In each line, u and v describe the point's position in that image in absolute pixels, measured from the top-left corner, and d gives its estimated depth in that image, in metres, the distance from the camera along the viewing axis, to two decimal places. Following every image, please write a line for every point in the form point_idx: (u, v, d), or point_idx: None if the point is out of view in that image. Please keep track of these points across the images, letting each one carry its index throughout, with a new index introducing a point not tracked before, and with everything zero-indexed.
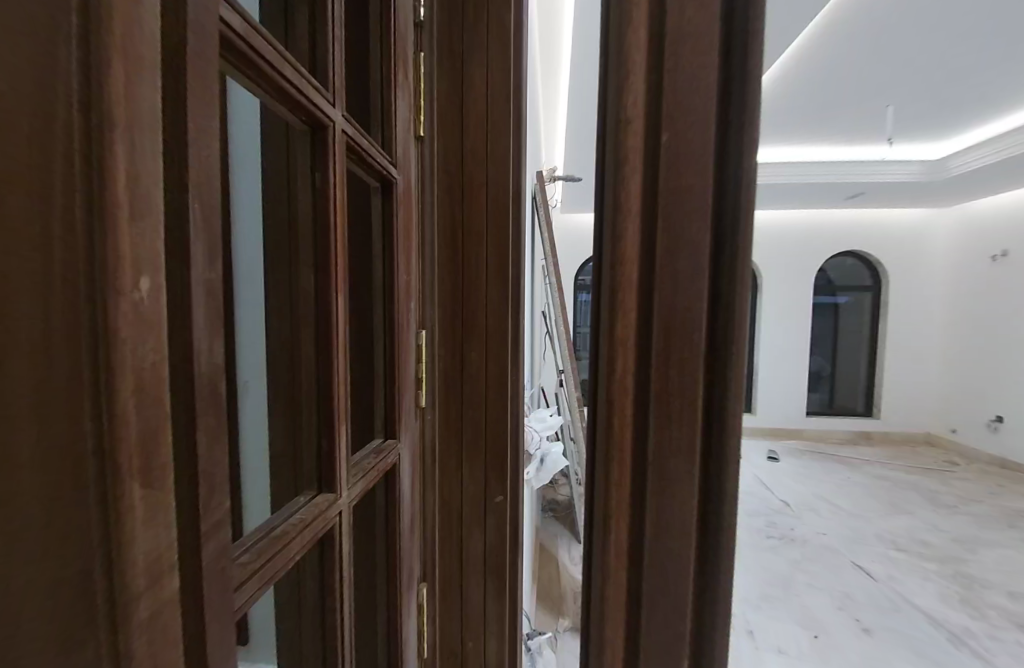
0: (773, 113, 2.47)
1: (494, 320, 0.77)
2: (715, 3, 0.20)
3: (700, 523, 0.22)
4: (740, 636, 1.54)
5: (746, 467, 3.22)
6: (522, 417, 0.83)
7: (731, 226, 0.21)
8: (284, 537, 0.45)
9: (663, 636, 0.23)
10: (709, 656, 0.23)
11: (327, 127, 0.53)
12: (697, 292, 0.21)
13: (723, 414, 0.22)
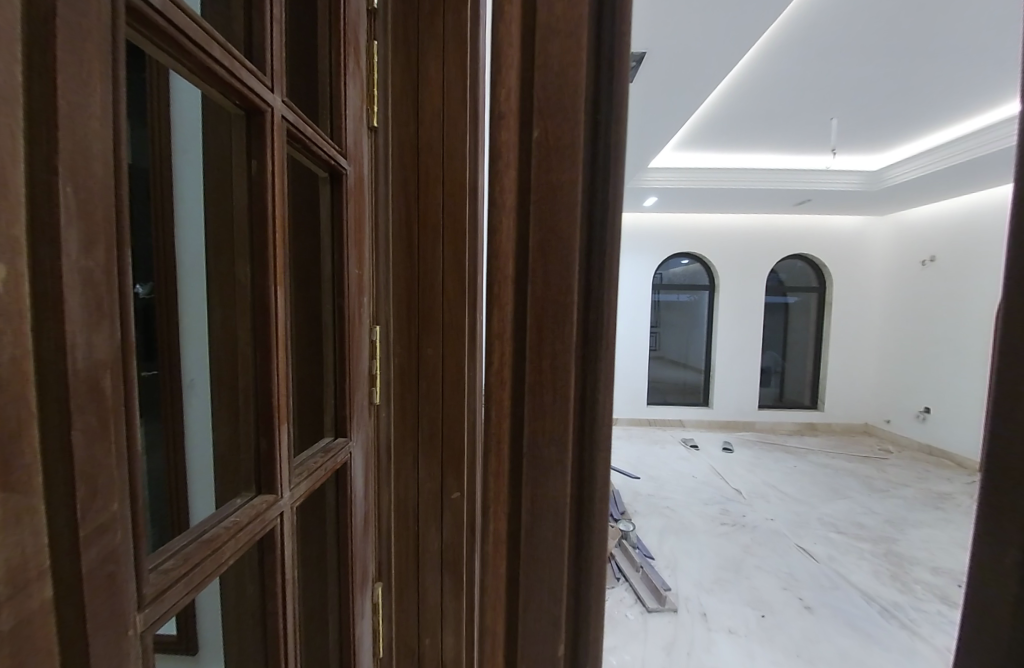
0: (730, 121, 2.56)
1: (452, 314, 0.76)
2: (585, 85, 0.34)
3: (579, 399, 0.36)
4: (694, 620, 1.62)
5: (703, 457, 3.39)
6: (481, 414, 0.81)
7: (600, 216, 0.35)
8: (215, 541, 0.43)
9: (549, 472, 0.37)
10: (589, 483, 0.37)
11: (266, 112, 0.50)
12: (572, 251, 0.35)
13: (597, 333, 0.35)
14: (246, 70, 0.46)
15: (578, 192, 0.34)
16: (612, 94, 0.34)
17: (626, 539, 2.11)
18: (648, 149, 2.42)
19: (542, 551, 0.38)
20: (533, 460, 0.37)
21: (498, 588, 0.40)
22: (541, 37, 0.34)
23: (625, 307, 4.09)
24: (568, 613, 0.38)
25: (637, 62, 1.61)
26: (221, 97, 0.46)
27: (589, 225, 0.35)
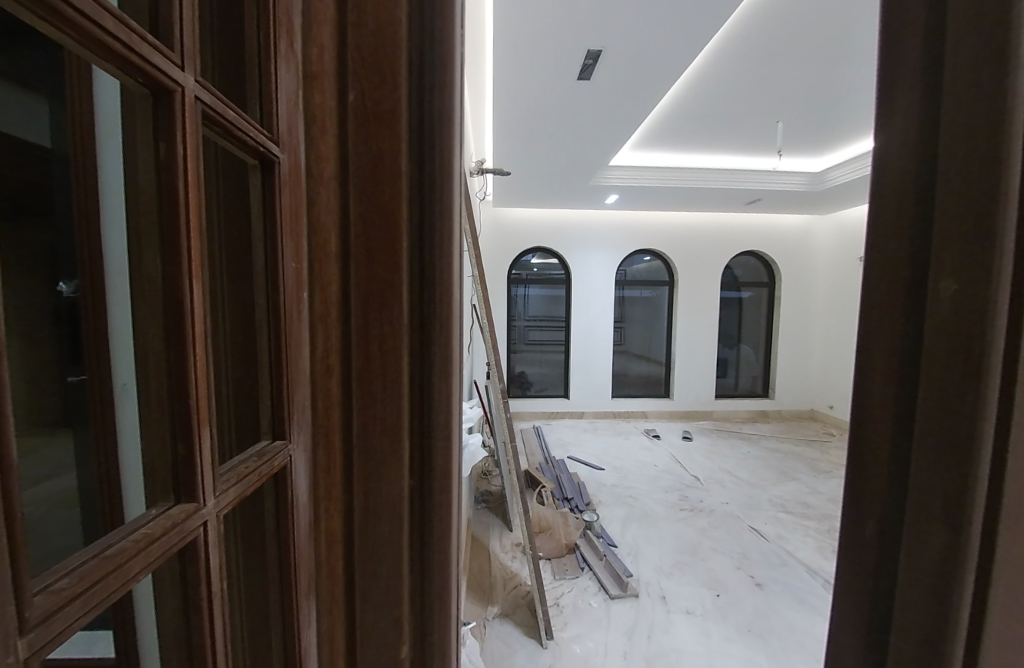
0: (686, 122, 2.63)
1: (380, 302, 0.42)
2: (398, 64, 0.40)
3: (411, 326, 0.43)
4: (655, 602, 1.68)
5: (665, 447, 3.51)
6: (435, 450, 0.45)
7: (425, 178, 0.42)
8: (118, 558, 0.25)
9: (386, 398, 0.43)
10: (426, 392, 0.44)
11: (174, 93, 0.28)
12: (396, 199, 0.41)
13: (422, 269, 0.43)
14: (147, 43, 0.26)
15: (408, 188, 0.42)
16: (432, 75, 0.41)
17: (591, 529, 2.15)
18: (607, 147, 2.45)
19: (388, 501, 0.44)
20: (371, 420, 0.43)
21: (347, 546, 0.44)
22: (364, 51, 0.39)
23: (591, 303, 4.15)
24: (413, 515, 0.45)
25: (593, 60, 1.61)
26: (113, 68, 0.26)
27: (413, 180, 0.42)
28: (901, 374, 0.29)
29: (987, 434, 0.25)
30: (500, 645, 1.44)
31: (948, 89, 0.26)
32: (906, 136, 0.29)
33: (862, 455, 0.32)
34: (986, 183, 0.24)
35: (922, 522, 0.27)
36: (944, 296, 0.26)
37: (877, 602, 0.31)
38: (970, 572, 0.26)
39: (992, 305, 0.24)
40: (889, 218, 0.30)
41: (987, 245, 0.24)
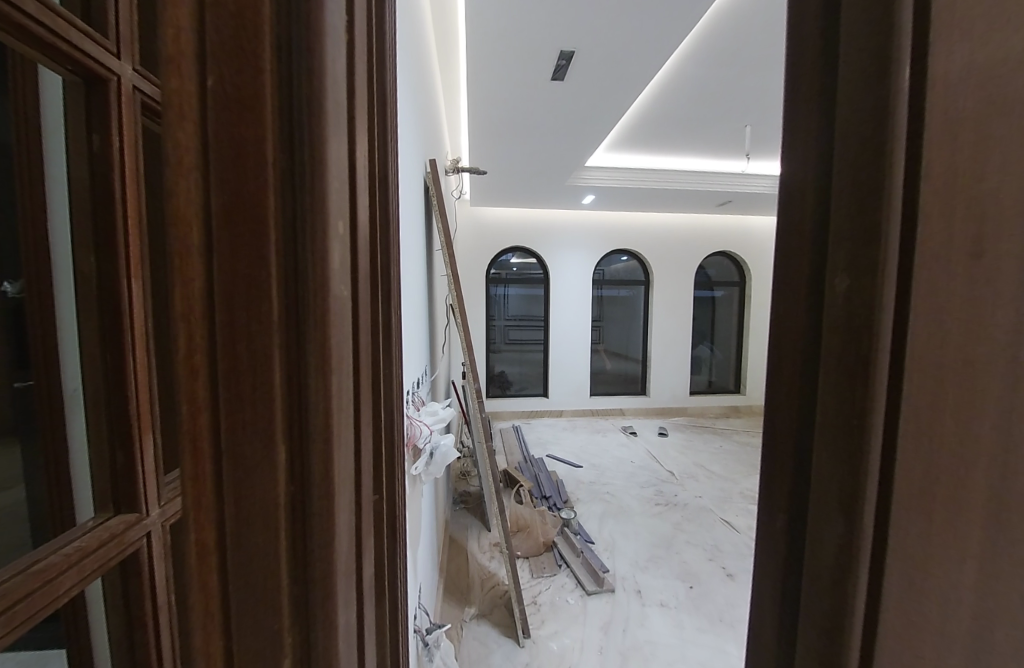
0: (659, 125, 2.69)
1: (243, 288, 0.22)
2: None
3: (289, 335, 0.23)
4: (630, 597, 1.70)
5: (642, 444, 3.57)
6: (335, 549, 0.26)
7: (301, 54, 0.22)
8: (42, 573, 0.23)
9: (256, 465, 0.23)
10: (308, 455, 0.24)
11: (108, 83, 0.28)
12: (259, 93, 0.22)
13: (306, 227, 0.23)
14: (75, 29, 0.26)
15: (272, 75, 0.22)
16: None
17: (568, 526, 2.17)
18: (582, 148, 2.47)
19: (260, 642, 0.25)
20: (242, 501, 0.23)
21: None
22: None
23: (569, 303, 4.19)
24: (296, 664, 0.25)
25: (566, 61, 1.62)
26: (48, 62, 0.26)
27: (286, 60, 0.22)
28: (800, 382, 0.23)
29: (873, 443, 0.20)
30: (477, 646, 1.44)
31: (841, 31, 0.21)
32: (801, 97, 0.23)
33: (764, 500, 0.26)
34: (875, 141, 0.19)
35: (818, 581, 0.23)
36: (840, 288, 0.21)
37: (781, 646, 0.25)
38: (859, 603, 0.21)
39: (880, 291, 0.20)
40: (797, 203, 0.24)
41: (874, 221, 0.20)
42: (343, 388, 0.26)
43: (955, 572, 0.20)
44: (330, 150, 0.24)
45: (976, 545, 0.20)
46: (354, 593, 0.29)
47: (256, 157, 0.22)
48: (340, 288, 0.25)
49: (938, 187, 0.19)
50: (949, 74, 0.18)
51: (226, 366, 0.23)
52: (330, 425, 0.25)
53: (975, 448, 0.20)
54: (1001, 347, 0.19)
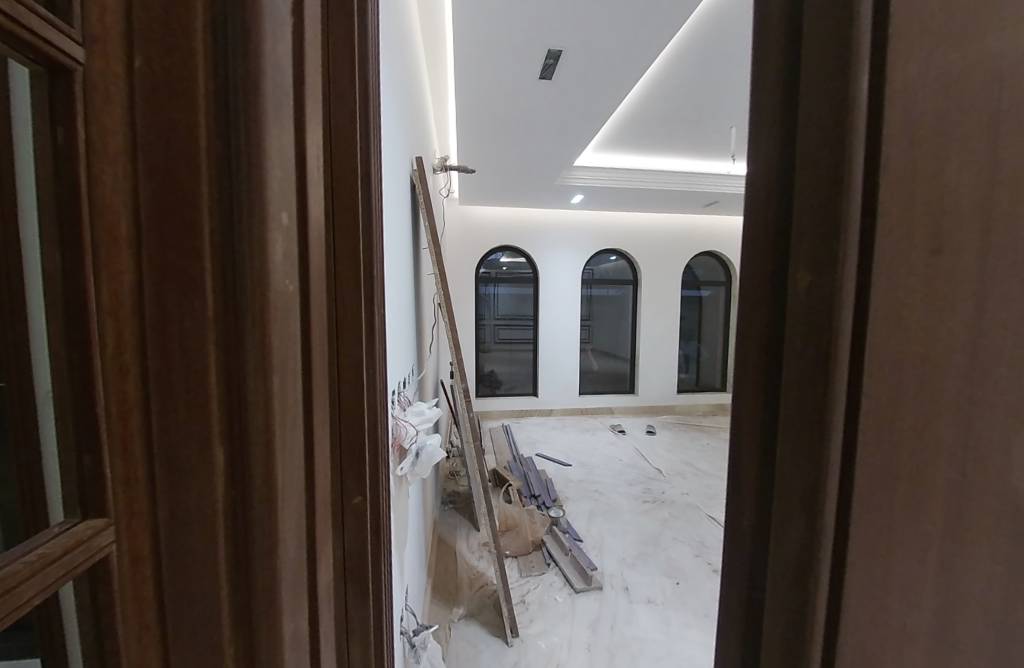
0: (647, 126, 2.72)
1: (176, 291, 0.22)
2: None
3: (225, 338, 0.23)
4: (618, 594, 1.71)
5: (631, 442, 3.60)
6: (280, 544, 0.26)
7: (234, 58, 0.22)
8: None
9: (193, 470, 0.23)
10: (247, 456, 0.24)
11: None
12: (190, 96, 0.21)
13: (244, 230, 0.23)
14: None
15: (204, 78, 0.22)
16: None
17: (557, 525, 2.17)
18: (570, 147, 2.48)
19: (198, 646, 0.24)
20: (178, 507, 0.23)
21: None
22: None
23: (559, 302, 4.21)
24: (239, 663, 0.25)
25: (554, 60, 1.62)
26: None
27: (217, 61, 0.22)
28: (764, 380, 0.24)
29: (833, 440, 0.20)
30: (465, 645, 1.43)
31: (804, 25, 0.21)
32: (765, 92, 0.23)
33: (732, 495, 0.26)
34: (834, 136, 0.20)
35: (782, 574, 0.23)
36: (800, 285, 0.21)
37: (749, 640, 0.25)
38: (820, 603, 0.21)
39: (841, 286, 0.20)
40: (760, 198, 0.24)
41: (835, 216, 0.20)
42: (286, 388, 0.27)
43: (915, 558, 0.21)
44: (270, 157, 0.24)
45: (937, 526, 0.21)
46: (304, 591, 0.29)
47: (190, 159, 0.22)
48: (284, 291, 0.26)
49: (894, 184, 0.19)
50: (907, 73, 0.19)
51: (159, 371, 0.22)
52: (273, 426, 0.25)
53: (932, 436, 0.20)
54: (957, 339, 0.20)
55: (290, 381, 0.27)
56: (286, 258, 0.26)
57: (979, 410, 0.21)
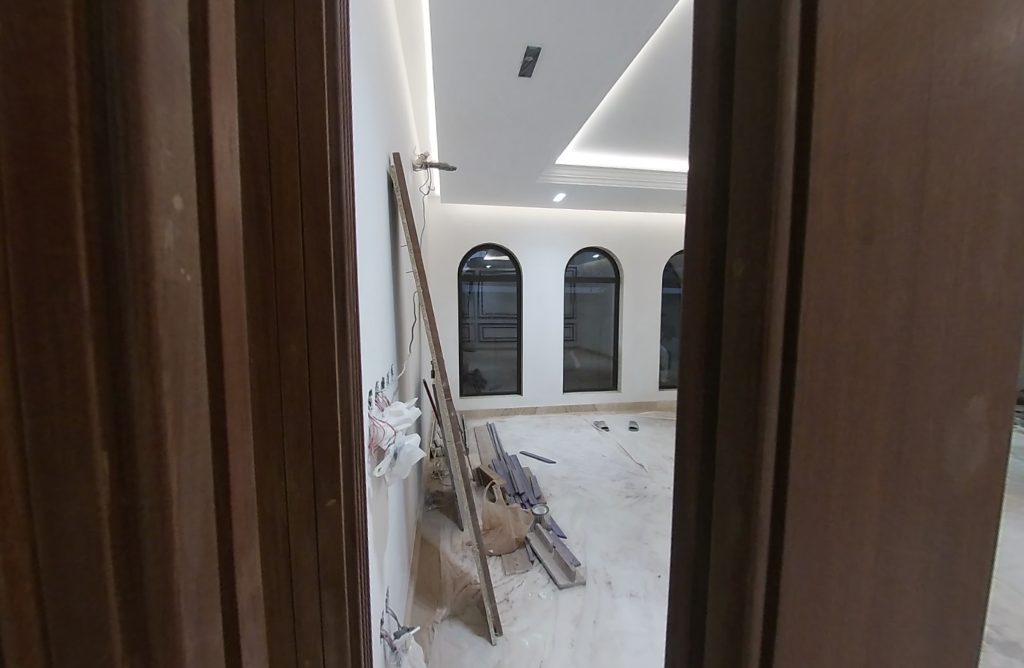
0: (627, 125, 2.74)
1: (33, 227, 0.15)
2: None
3: (101, 294, 0.17)
4: (601, 589, 1.73)
5: (614, 437, 3.65)
6: (188, 574, 0.20)
7: None
8: None
9: (70, 479, 0.17)
10: (134, 462, 0.18)
11: None
12: None
13: (127, 147, 0.17)
14: None
15: None
16: None
17: (540, 522, 2.18)
18: (551, 145, 2.48)
19: None
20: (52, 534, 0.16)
21: None
22: None
23: (542, 301, 4.22)
24: None
25: (534, 57, 1.61)
26: None
27: None
28: (704, 370, 0.24)
29: (768, 430, 0.20)
30: (448, 644, 1.43)
31: (739, 12, 0.21)
32: (705, 86, 0.23)
33: (678, 488, 0.26)
34: (767, 120, 0.20)
35: (720, 564, 0.23)
36: (737, 274, 0.21)
37: (692, 626, 0.25)
38: (757, 594, 0.21)
39: (771, 274, 0.20)
40: (700, 191, 0.24)
41: (766, 202, 0.20)
42: (187, 397, 0.20)
43: (857, 548, 0.21)
44: (156, 104, 0.18)
45: (875, 512, 0.21)
46: (217, 619, 0.24)
47: (55, 94, 0.15)
48: (175, 279, 0.19)
49: (826, 169, 0.19)
50: (837, 53, 0.18)
51: (30, 371, 0.16)
52: (166, 435, 0.19)
53: (869, 425, 0.21)
54: (891, 328, 0.21)
55: (192, 387, 0.21)
56: (185, 232, 0.20)
57: (910, 397, 0.21)
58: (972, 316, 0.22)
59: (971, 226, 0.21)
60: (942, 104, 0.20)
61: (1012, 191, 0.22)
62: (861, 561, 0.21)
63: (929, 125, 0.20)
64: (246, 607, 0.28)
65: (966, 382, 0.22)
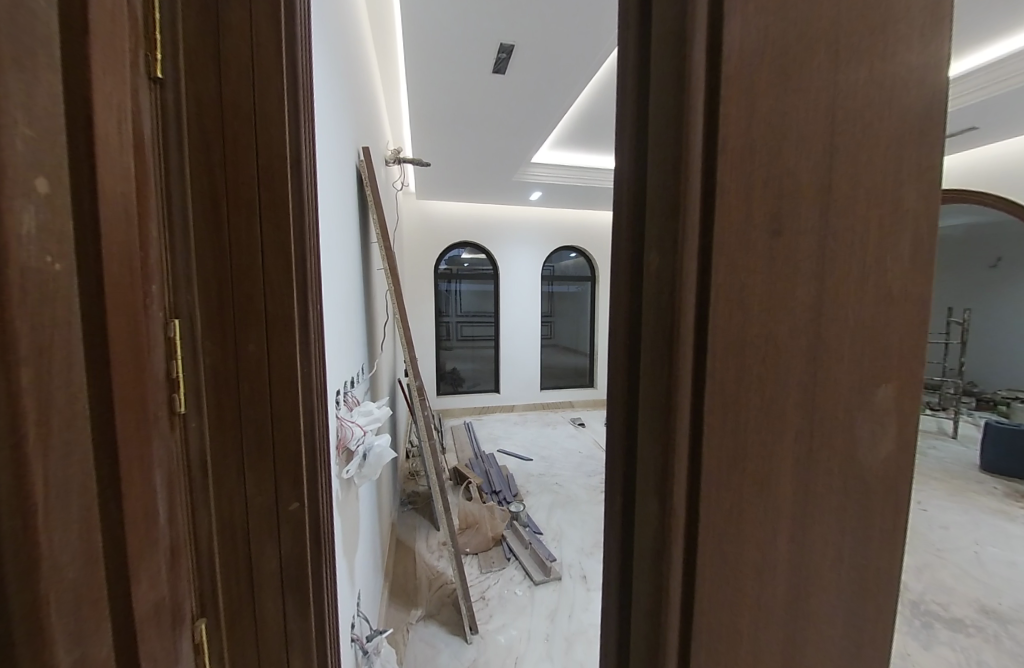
0: (600, 125, 2.77)
1: None
2: None
3: None
4: (576, 583, 1.75)
5: (590, 433, 3.70)
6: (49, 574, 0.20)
7: None
8: None
9: None
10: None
11: None
12: None
13: None
14: None
15: None
16: None
17: (517, 519, 2.19)
18: (525, 143, 2.49)
19: None
20: None
21: None
22: None
23: (519, 299, 4.23)
24: None
25: (506, 55, 1.61)
26: None
27: None
28: (628, 362, 0.24)
29: (681, 422, 0.21)
30: (424, 645, 1.41)
31: (652, 10, 0.21)
32: (627, 82, 0.24)
33: (609, 482, 0.27)
34: (676, 118, 0.20)
35: (644, 554, 0.23)
36: (652, 266, 0.22)
37: (621, 615, 0.26)
38: (674, 581, 0.22)
39: (681, 268, 0.20)
40: (624, 186, 0.24)
41: (677, 195, 0.20)
42: (60, 395, 0.21)
43: (770, 532, 0.22)
44: (9, 80, 0.18)
45: (788, 498, 0.22)
46: (99, 622, 0.24)
47: None
48: (40, 270, 0.20)
49: (731, 166, 0.19)
50: (743, 49, 0.19)
51: None
52: (27, 436, 0.19)
53: (779, 414, 0.21)
54: (800, 319, 0.21)
55: (70, 383, 0.22)
56: (56, 215, 0.21)
57: (821, 386, 0.22)
58: (879, 308, 0.23)
59: (876, 222, 0.22)
60: (846, 101, 0.21)
61: (917, 189, 0.23)
62: (777, 543, 0.22)
63: (836, 121, 0.21)
64: (142, 603, 0.28)
65: (877, 372, 0.23)
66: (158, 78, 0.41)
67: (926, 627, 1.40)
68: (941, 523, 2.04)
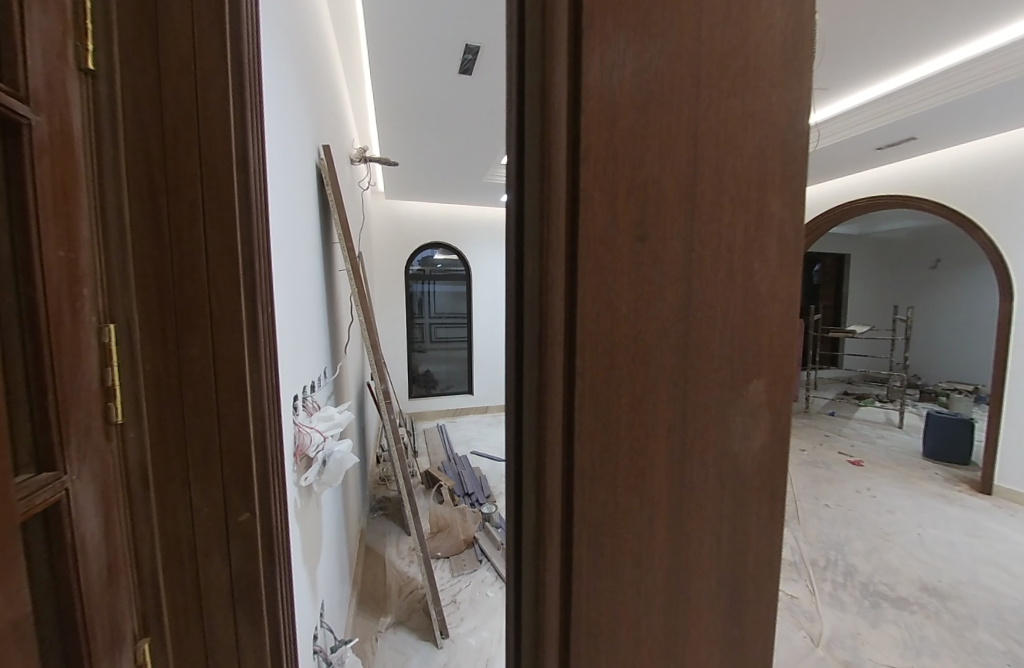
0: None
1: None
2: None
3: None
4: None
5: None
6: None
7: None
8: None
9: None
10: None
11: None
12: None
13: None
14: None
15: None
16: None
17: (489, 521, 2.19)
18: (493, 144, 2.50)
19: None
20: None
21: None
22: None
23: (492, 300, 4.23)
24: None
25: (473, 56, 1.62)
26: None
27: None
28: (517, 365, 0.25)
29: (557, 421, 0.21)
30: (393, 652, 1.39)
31: (527, 23, 0.22)
32: (511, 91, 0.24)
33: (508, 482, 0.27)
34: (544, 130, 0.21)
35: (531, 550, 0.24)
36: (532, 271, 0.22)
37: (518, 611, 0.26)
38: (553, 574, 0.22)
39: (551, 272, 0.21)
40: (512, 192, 0.25)
41: (548, 202, 0.21)
42: None
43: (646, 521, 0.23)
44: None
45: (662, 488, 0.23)
46: None
47: None
48: None
49: (595, 175, 0.20)
50: (605, 65, 0.20)
51: None
52: None
53: (651, 409, 0.22)
54: (667, 320, 0.22)
55: None
56: None
57: (691, 383, 0.23)
58: (744, 308, 0.24)
59: (740, 228, 0.24)
60: (707, 112, 0.22)
61: (780, 196, 0.25)
62: (652, 531, 0.23)
63: (699, 133, 0.22)
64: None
65: (745, 368, 0.25)
66: (91, 70, 0.39)
67: (874, 607, 1.49)
68: (888, 508, 2.18)
